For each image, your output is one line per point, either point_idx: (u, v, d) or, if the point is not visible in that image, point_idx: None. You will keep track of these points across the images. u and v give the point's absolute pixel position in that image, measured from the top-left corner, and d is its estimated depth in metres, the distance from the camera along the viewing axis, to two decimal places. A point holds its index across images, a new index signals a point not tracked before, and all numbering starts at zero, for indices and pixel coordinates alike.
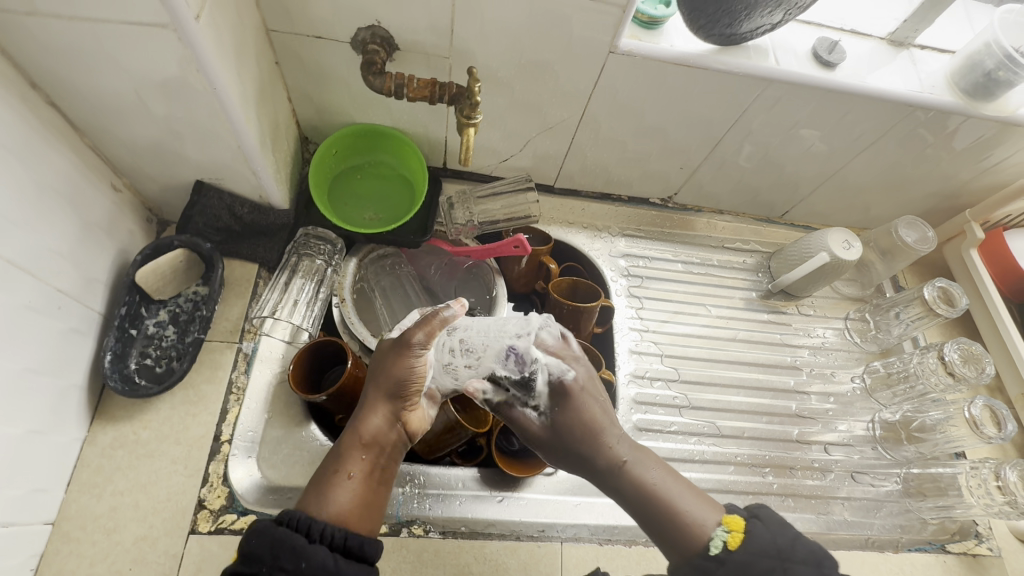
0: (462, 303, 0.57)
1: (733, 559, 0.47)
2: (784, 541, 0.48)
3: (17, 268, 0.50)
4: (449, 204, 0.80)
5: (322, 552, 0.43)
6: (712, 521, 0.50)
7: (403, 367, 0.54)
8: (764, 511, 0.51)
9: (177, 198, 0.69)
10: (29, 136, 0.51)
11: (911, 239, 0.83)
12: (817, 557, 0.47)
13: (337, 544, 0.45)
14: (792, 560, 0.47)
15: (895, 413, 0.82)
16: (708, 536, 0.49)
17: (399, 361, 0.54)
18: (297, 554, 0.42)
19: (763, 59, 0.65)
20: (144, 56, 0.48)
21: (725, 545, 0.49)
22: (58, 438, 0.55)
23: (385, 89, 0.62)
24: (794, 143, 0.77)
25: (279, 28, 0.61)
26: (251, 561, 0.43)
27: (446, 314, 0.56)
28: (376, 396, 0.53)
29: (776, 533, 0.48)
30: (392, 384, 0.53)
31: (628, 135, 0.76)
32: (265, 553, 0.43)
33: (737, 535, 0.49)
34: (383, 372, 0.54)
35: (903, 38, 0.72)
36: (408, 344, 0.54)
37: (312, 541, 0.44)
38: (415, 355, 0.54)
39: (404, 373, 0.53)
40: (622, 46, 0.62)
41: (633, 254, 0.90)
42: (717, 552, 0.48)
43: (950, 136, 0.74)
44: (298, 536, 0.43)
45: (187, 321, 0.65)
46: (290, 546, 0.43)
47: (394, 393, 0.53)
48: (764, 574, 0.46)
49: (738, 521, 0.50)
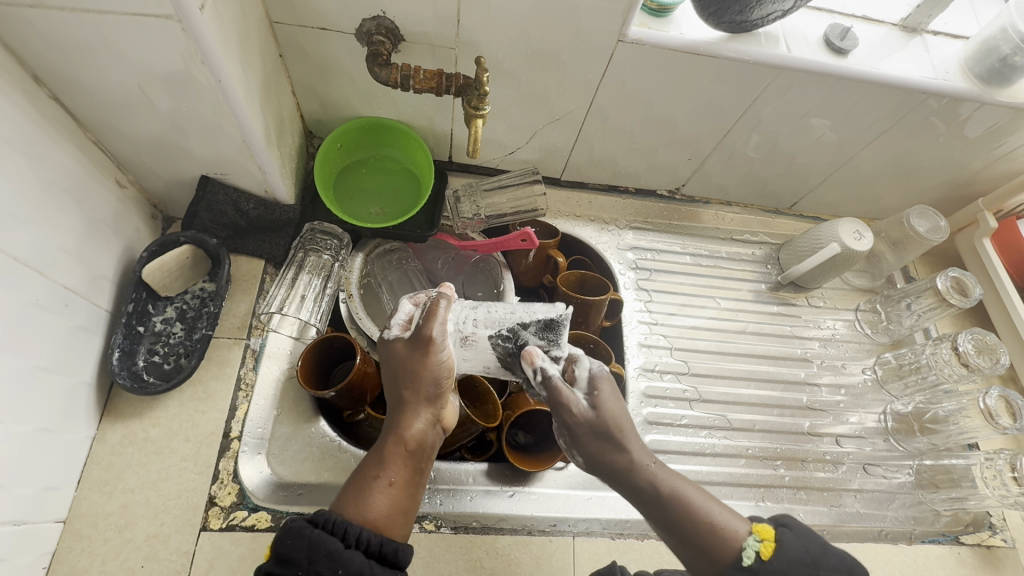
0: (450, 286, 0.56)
1: (768, 568, 0.47)
2: (815, 549, 0.47)
3: (23, 265, 0.49)
4: (455, 197, 0.80)
5: (357, 558, 0.43)
6: (743, 530, 0.49)
7: (432, 366, 0.52)
8: (792, 519, 0.50)
9: (182, 193, 0.68)
10: (34, 132, 0.50)
11: (923, 229, 0.82)
12: (848, 565, 0.47)
13: (373, 550, 0.44)
14: (823, 566, 0.46)
15: (907, 405, 0.81)
16: (741, 544, 0.48)
17: (427, 360, 0.52)
18: (332, 560, 0.42)
19: (774, 47, 0.64)
20: (148, 47, 0.47)
21: (759, 555, 0.47)
22: (67, 436, 0.55)
23: (391, 81, 0.62)
24: (804, 132, 0.76)
25: (283, 21, 0.60)
26: (286, 563, 0.42)
27: (450, 303, 0.54)
28: (408, 398, 0.52)
29: (807, 540, 0.48)
30: (425, 385, 0.52)
31: (636, 126, 0.75)
32: (301, 557, 0.42)
33: (770, 544, 0.48)
34: (412, 374, 0.52)
35: (915, 24, 0.71)
36: (432, 342, 0.52)
37: (348, 546, 0.43)
38: (440, 352, 0.52)
39: (437, 372, 0.52)
40: (630, 34, 0.61)
41: (641, 246, 0.89)
42: (751, 563, 0.47)
43: (962, 124, 0.73)
44: (334, 540, 0.43)
45: (195, 318, 0.65)
46: (326, 551, 0.42)
47: (427, 394, 0.52)
48: None
49: (768, 529, 0.49)
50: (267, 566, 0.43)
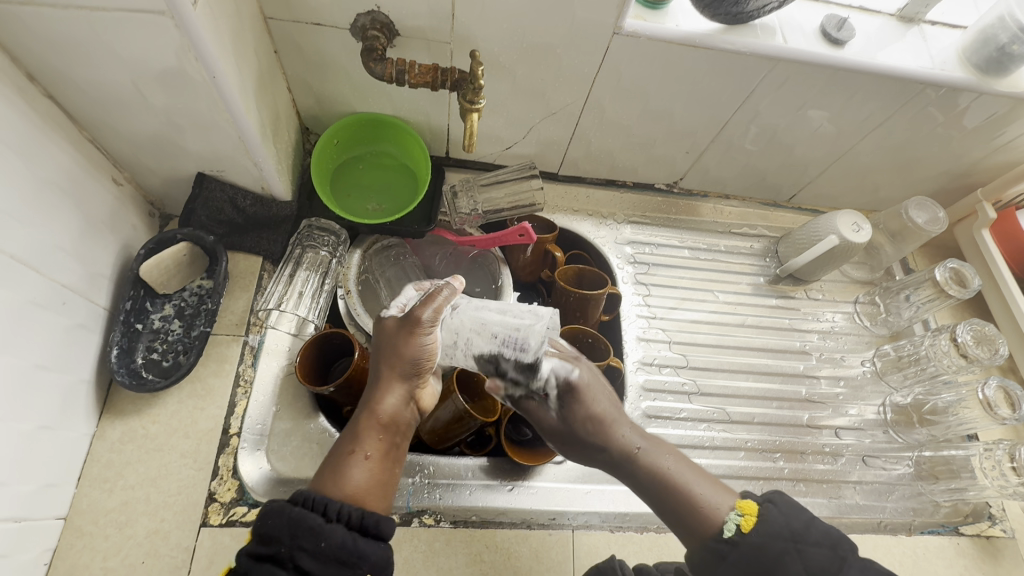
0: (460, 280, 0.57)
1: (747, 542, 0.47)
2: (797, 523, 0.47)
3: (20, 263, 0.50)
4: (452, 193, 0.80)
5: (339, 531, 0.42)
6: (726, 504, 0.49)
7: (414, 347, 0.52)
8: (778, 495, 0.49)
9: (179, 191, 0.68)
10: (29, 130, 0.50)
11: (922, 220, 0.82)
12: (834, 540, 0.47)
13: (355, 523, 0.43)
14: (805, 541, 0.46)
15: (907, 396, 0.81)
16: (722, 519, 0.48)
17: (409, 342, 0.52)
18: (315, 534, 0.42)
19: (771, 38, 0.64)
20: (141, 44, 0.47)
21: (738, 528, 0.47)
22: (67, 434, 0.55)
23: (387, 77, 0.61)
24: (802, 124, 0.75)
25: (277, 16, 0.60)
26: (269, 542, 0.42)
27: (446, 292, 0.55)
28: (386, 375, 0.52)
29: (790, 515, 0.47)
30: (405, 364, 0.52)
31: (633, 120, 0.75)
32: (283, 534, 0.42)
33: (750, 518, 0.47)
34: (393, 352, 0.52)
35: (913, 13, 0.70)
36: (417, 321, 0.52)
37: (329, 521, 0.43)
38: (426, 334, 0.52)
39: (416, 351, 0.52)
40: (626, 27, 0.60)
41: (639, 240, 0.89)
42: (730, 535, 0.47)
43: (961, 114, 0.72)
44: (315, 515, 0.43)
45: (193, 315, 0.65)
46: (307, 526, 0.42)
47: (406, 373, 0.52)
48: (777, 556, 0.46)
49: (751, 505, 0.48)
50: (249, 547, 0.43)
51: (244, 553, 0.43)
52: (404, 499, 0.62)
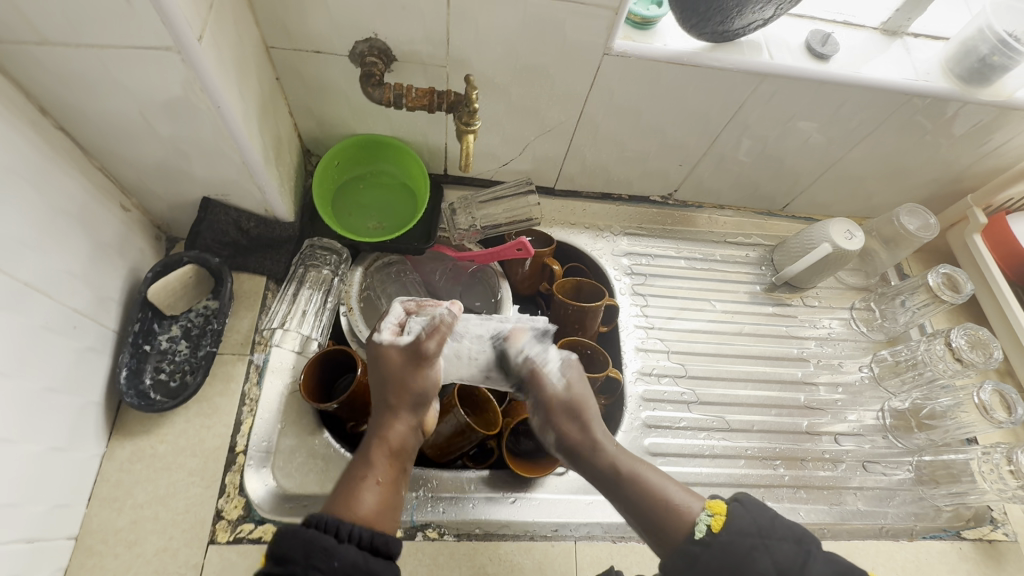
0: (457, 304, 0.61)
1: (718, 542, 0.45)
2: (764, 521, 0.46)
3: (33, 289, 0.51)
4: (451, 210, 0.82)
5: (351, 551, 0.43)
6: (693, 507, 0.48)
7: (421, 377, 0.55)
8: (745, 493, 0.48)
9: (184, 214, 0.70)
10: (41, 160, 0.52)
11: (913, 226, 0.83)
12: (798, 534, 0.46)
13: (366, 543, 0.44)
14: (772, 537, 0.45)
15: (905, 401, 0.82)
16: (692, 521, 0.47)
17: (418, 369, 0.55)
18: (328, 554, 0.41)
19: (756, 54, 0.66)
20: (150, 77, 0.49)
21: (709, 528, 0.46)
22: (77, 454, 0.57)
23: (385, 100, 0.64)
24: (792, 136, 0.77)
25: (279, 45, 0.62)
26: (284, 562, 0.41)
27: (447, 318, 0.58)
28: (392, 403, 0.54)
29: (757, 511, 0.47)
30: (410, 392, 0.54)
31: (625, 135, 0.77)
32: (297, 554, 0.41)
33: (720, 518, 0.47)
34: (400, 382, 0.54)
35: (896, 27, 0.72)
36: (421, 352, 0.55)
37: (341, 541, 0.43)
38: (429, 362, 0.55)
39: (419, 380, 0.55)
40: (616, 48, 0.62)
41: (636, 252, 0.90)
42: (702, 537, 0.46)
43: (948, 122, 0.74)
44: (328, 537, 0.42)
45: (199, 335, 0.67)
46: (320, 547, 0.42)
47: (412, 400, 0.54)
48: (745, 556, 0.44)
49: (720, 504, 0.48)
50: (261, 570, 0.42)
51: (256, 574, 0.42)
52: (409, 512, 0.63)
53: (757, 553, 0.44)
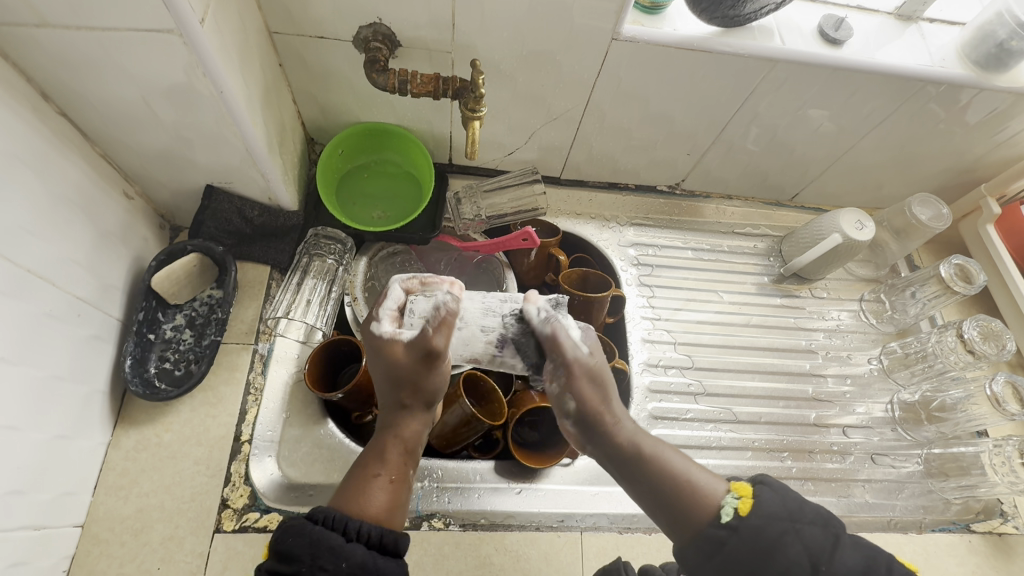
0: (459, 285, 0.56)
1: (747, 526, 0.45)
2: (792, 503, 0.46)
3: (37, 276, 0.51)
4: (456, 199, 0.81)
5: (359, 551, 0.43)
6: (719, 491, 0.47)
7: (430, 369, 0.53)
8: (770, 477, 0.48)
9: (188, 202, 0.69)
10: (43, 147, 0.52)
11: (925, 216, 0.82)
12: (825, 517, 0.46)
13: (375, 542, 0.44)
14: (801, 521, 0.45)
15: (914, 394, 0.81)
16: (718, 504, 0.46)
17: (430, 366, 0.53)
18: (335, 553, 0.42)
19: (768, 40, 0.64)
20: (152, 62, 0.48)
21: (737, 512, 0.46)
22: (83, 443, 0.57)
23: (389, 87, 0.63)
24: (802, 124, 0.76)
25: (282, 30, 0.61)
26: (289, 560, 0.41)
27: (454, 305, 0.54)
28: (402, 397, 0.53)
29: (785, 495, 0.46)
30: (424, 389, 0.53)
31: (633, 123, 0.76)
32: (303, 552, 0.41)
33: (748, 501, 0.46)
34: (413, 376, 0.53)
35: (911, 12, 0.71)
36: (436, 347, 0.52)
37: (349, 540, 0.43)
38: (443, 358, 0.53)
39: (435, 377, 0.53)
40: (624, 32, 0.61)
41: (642, 242, 0.89)
42: (729, 520, 0.45)
43: (963, 110, 0.72)
44: (336, 535, 0.43)
45: (203, 324, 0.66)
46: (327, 546, 0.42)
47: (425, 396, 0.54)
48: (776, 538, 0.44)
49: (746, 486, 0.47)
50: (268, 566, 0.42)
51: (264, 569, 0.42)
52: (414, 502, 0.63)
53: (788, 537, 0.44)
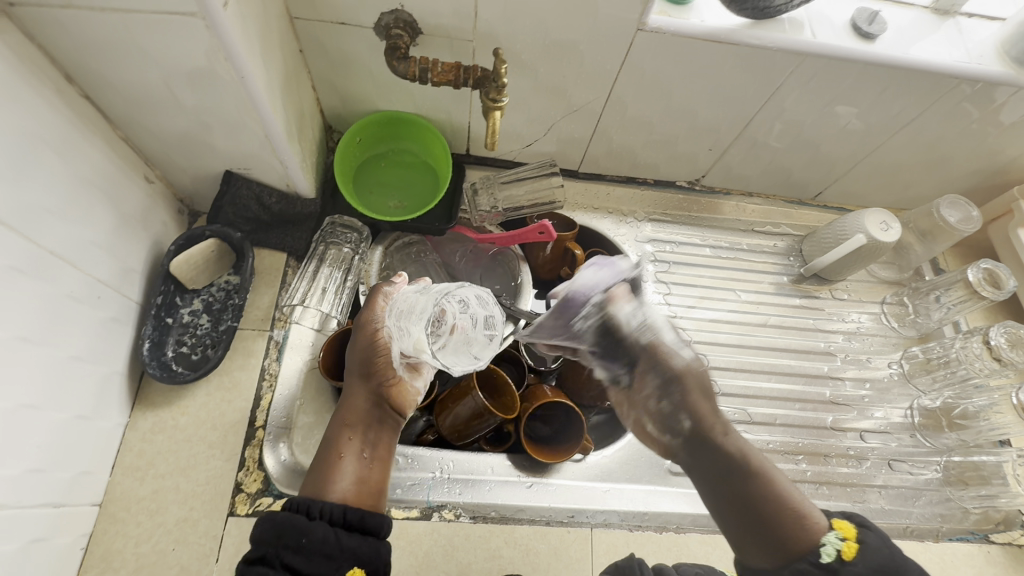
0: (401, 277, 0.62)
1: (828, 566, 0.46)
2: (901, 559, 0.45)
3: (59, 258, 0.51)
4: (472, 190, 0.80)
5: (322, 527, 0.44)
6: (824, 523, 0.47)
7: (365, 348, 0.56)
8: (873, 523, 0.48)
9: (207, 188, 0.70)
10: (67, 129, 0.52)
11: (954, 219, 0.80)
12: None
13: (338, 518, 0.46)
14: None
15: (935, 400, 0.80)
16: (820, 540, 0.46)
17: (365, 345, 0.56)
18: (299, 531, 0.44)
19: (798, 33, 0.62)
20: (174, 45, 0.48)
21: (839, 554, 0.45)
22: (101, 424, 0.57)
23: (410, 74, 0.62)
24: (829, 121, 0.74)
25: (303, 16, 0.61)
26: (259, 544, 0.44)
27: (388, 289, 0.60)
28: (350, 381, 0.56)
29: (890, 546, 0.46)
30: (360, 366, 0.56)
31: (656, 117, 0.74)
32: (269, 536, 0.44)
33: (853, 544, 0.45)
34: (352, 359, 0.57)
35: (948, 6, 0.69)
36: (364, 325, 0.57)
37: (313, 519, 0.45)
38: (373, 334, 0.57)
39: (366, 352, 0.56)
40: (650, 23, 0.60)
41: (660, 239, 0.88)
42: (830, 561, 0.45)
43: (997, 109, 0.70)
44: (299, 516, 0.45)
45: (220, 310, 0.67)
46: (292, 526, 0.44)
47: (365, 373, 0.55)
48: None
49: (852, 529, 0.47)
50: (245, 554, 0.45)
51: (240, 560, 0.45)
52: (425, 493, 0.63)
53: None
